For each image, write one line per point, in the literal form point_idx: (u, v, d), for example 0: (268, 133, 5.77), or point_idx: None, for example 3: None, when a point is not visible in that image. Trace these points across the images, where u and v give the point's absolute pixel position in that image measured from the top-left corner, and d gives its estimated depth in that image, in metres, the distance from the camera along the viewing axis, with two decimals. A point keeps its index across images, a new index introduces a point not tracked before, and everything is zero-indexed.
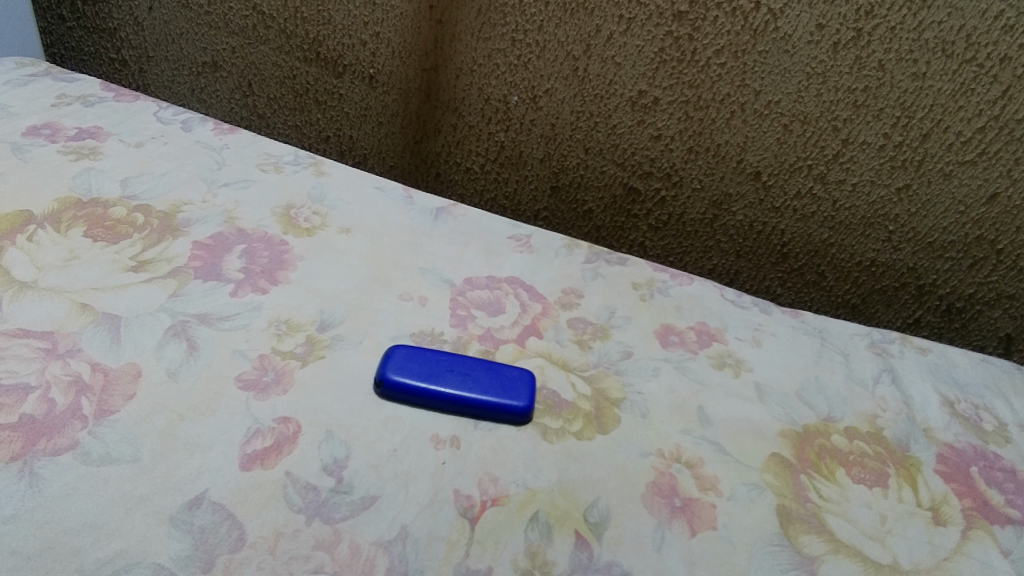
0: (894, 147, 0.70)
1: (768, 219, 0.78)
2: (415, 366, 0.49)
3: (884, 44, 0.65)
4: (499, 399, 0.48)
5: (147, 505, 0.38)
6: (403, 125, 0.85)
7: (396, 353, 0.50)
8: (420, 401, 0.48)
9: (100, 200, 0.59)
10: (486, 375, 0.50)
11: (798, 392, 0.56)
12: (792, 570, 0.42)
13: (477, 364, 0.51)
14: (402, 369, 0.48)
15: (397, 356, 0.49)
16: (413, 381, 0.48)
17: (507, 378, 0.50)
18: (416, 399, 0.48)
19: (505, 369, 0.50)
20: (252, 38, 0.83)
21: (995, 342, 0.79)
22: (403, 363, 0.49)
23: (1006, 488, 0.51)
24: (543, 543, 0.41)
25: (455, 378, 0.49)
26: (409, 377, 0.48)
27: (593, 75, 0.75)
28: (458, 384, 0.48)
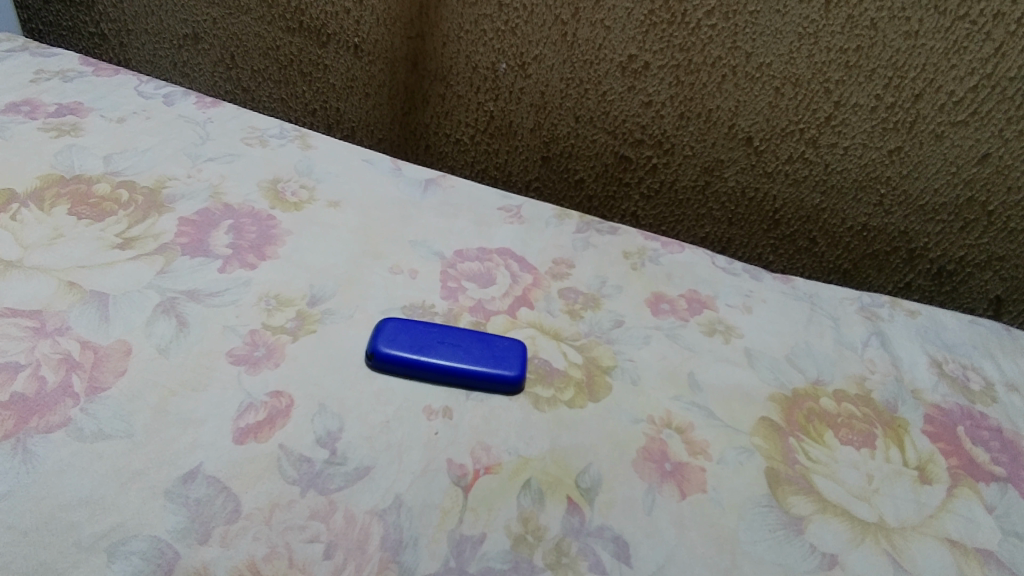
0: (886, 109, 0.69)
1: (760, 185, 0.78)
2: (406, 338, 0.49)
3: (876, 2, 0.63)
4: (490, 369, 0.48)
5: (142, 480, 0.39)
6: (390, 96, 0.83)
7: (386, 326, 0.50)
8: (411, 372, 0.48)
9: (83, 177, 0.59)
10: (477, 345, 0.50)
11: (788, 356, 0.56)
12: (780, 530, 0.43)
13: (468, 335, 0.51)
14: (393, 342, 0.48)
15: (388, 329, 0.49)
16: (404, 354, 0.48)
17: (499, 349, 0.50)
18: (408, 370, 0.48)
19: (496, 340, 0.51)
20: (233, 8, 0.81)
21: (985, 303, 0.79)
22: (394, 336, 0.49)
23: (991, 446, 0.52)
24: (535, 508, 0.42)
25: (446, 350, 0.49)
26: (400, 349, 0.48)
27: (582, 40, 0.73)
28: (449, 356, 0.49)
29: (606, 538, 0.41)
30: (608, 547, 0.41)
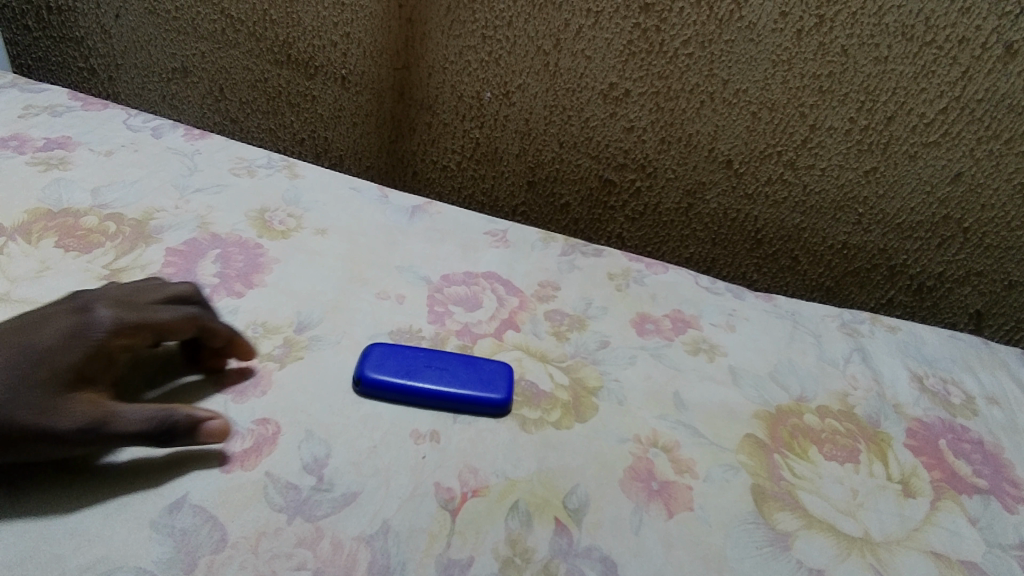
0: (860, 131, 0.71)
1: (742, 206, 0.79)
2: (393, 362, 0.49)
3: (846, 29, 0.66)
4: (477, 392, 0.49)
5: (127, 511, 0.39)
6: (377, 125, 0.85)
7: (373, 351, 0.50)
8: (398, 396, 0.48)
9: (70, 210, 0.59)
10: (463, 369, 0.50)
11: (771, 373, 0.57)
12: (766, 547, 0.44)
13: (454, 358, 0.51)
14: (379, 367, 0.49)
15: (375, 354, 0.50)
16: (391, 378, 0.48)
17: (486, 373, 0.50)
18: (395, 395, 0.48)
19: (482, 362, 0.51)
20: (221, 42, 0.83)
21: (965, 318, 0.81)
22: (382, 361, 0.49)
23: (973, 458, 0.53)
24: (524, 530, 0.42)
25: (434, 374, 0.49)
26: (387, 374, 0.49)
27: (564, 69, 0.75)
28: (436, 380, 0.49)
29: (594, 558, 0.41)
30: (596, 567, 0.41)
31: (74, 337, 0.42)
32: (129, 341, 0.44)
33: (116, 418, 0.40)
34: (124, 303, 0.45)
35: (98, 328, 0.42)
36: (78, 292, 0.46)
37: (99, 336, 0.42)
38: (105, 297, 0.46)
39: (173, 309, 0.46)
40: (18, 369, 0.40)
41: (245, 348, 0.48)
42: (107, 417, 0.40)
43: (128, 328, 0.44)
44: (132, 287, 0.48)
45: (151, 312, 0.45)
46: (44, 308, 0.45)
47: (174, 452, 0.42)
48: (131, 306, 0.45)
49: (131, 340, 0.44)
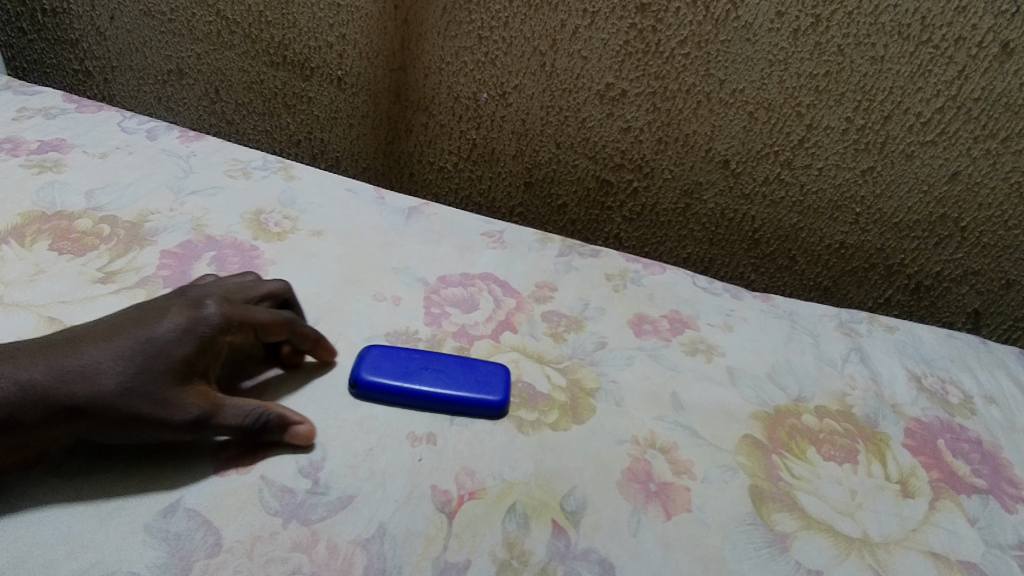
0: (857, 130, 0.71)
1: (739, 206, 0.79)
2: (389, 364, 0.49)
3: (842, 29, 0.65)
4: (474, 394, 0.48)
5: (121, 516, 0.39)
6: (374, 126, 0.85)
7: (369, 354, 0.50)
8: (395, 398, 0.48)
9: (65, 212, 0.59)
10: (459, 370, 0.50)
11: (769, 374, 0.57)
12: (765, 548, 0.43)
13: (451, 361, 0.51)
14: (376, 369, 0.49)
15: (371, 356, 0.50)
16: (388, 381, 0.48)
17: (484, 375, 0.50)
18: (392, 397, 0.48)
19: (478, 364, 0.51)
20: (217, 43, 0.82)
21: (963, 317, 0.81)
22: (378, 363, 0.49)
23: (972, 458, 0.53)
24: (520, 533, 0.42)
25: (432, 376, 0.49)
26: (383, 376, 0.48)
27: (561, 69, 0.75)
28: (434, 382, 0.49)
29: (592, 561, 0.41)
30: (593, 570, 0.41)
31: (188, 332, 0.43)
32: (234, 338, 0.46)
33: (222, 411, 0.42)
34: (229, 300, 0.47)
35: (209, 324, 0.44)
36: (185, 288, 0.49)
37: (210, 331, 0.44)
38: (212, 294, 0.48)
39: (269, 310, 0.48)
40: (138, 359, 0.41)
41: (328, 352, 0.51)
42: (214, 410, 0.42)
43: (234, 326, 0.46)
44: (233, 286, 0.50)
45: (251, 311, 0.47)
46: (157, 299, 0.47)
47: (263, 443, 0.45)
48: (234, 304, 0.47)
49: (235, 337, 0.46)
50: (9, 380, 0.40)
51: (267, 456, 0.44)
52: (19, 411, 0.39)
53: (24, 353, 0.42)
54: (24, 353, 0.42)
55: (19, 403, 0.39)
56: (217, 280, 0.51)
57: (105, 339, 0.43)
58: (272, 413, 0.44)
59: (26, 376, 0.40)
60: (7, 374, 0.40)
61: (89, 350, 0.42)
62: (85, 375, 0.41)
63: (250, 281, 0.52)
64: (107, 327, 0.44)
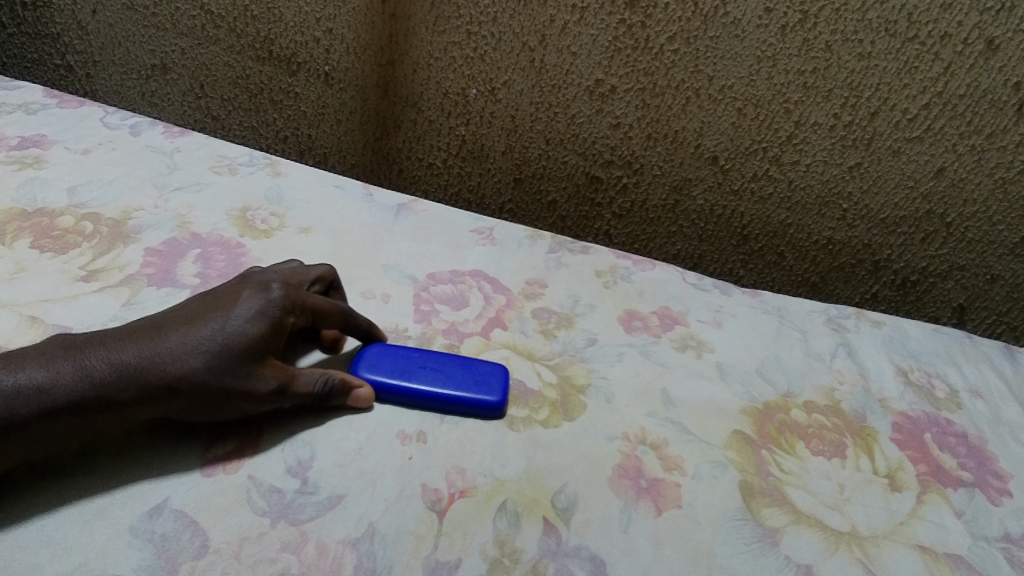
0: (845, 126, 0.71)
1: (728, 202, 0.80)
2: (387, 364, 0.49)
3: (829, 25, 0.65)
4: (471, 394, 0.48)
5: (106, 518, 0.39)
6: (362, 122, 0.84)
7: (368, 353, 0.50)
8: (390, 396, 0.48)
9: (46, 210, 0.58)
10: (458, 370, 0.50)
11: (758, 369, 0.57)
12: (755, 543, 0.43)
13: (451, 361, 0.51)
14: (374, 368, 0.49)
15: (370, 355, 0.50)
16: (385, 379, 0.48)
17: (483, 375, 0.50)
18: (388, 395, 0.48)
19: (478, 365, 0.51)
20: (201, 38, 0.81)
21: (948, 312, 0.82)
22: (376, 361, 0.50)
23: (958, 451, 0.53)
24: (511, 531, 0.42)
25: (430, 375, 0.49)
26: (380, 373, 0.49)
27: (550, 65, 0.74)
28: (432, 381, 0.49)
29: (583, 558, 0.41)
30: (584, 567, 0.41)
31: (260, 312, 0.46)
32: (297, 319, 0.48)
33: (296, 380, 0.45)
34: (291, 284, 0.49)
35: (277, 305, 0.47)
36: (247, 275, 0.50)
37: (278, 311, 0.46)
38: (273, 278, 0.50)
39: (328, 298, 0.50)
40: (219, 340, 0.43)
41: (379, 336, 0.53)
42: (290, 380, 0.45)
43: (298, 308, 0.48)
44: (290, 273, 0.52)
45: (312, 296, 0.49)
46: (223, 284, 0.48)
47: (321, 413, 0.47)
48: (296, 288, 0.49)
49: (298, 318, 0.48)
50: (104, 362, 0.41)
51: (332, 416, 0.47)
52: (113, 392, 0.41)
53: (111, 336, 0.43)
54: (110, 337, 0.43)
55: (113, 385, 0.41)
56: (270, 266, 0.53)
57: (186, 323, 0.44)
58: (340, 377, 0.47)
59: (119, 357, 0.42)
60: (100, 357, 0.41)
61: (173, 332, 0.43)
62: (171, 356, 0.42)
63: (301, 267, 0.53)
64: (184, 312, 0.45)
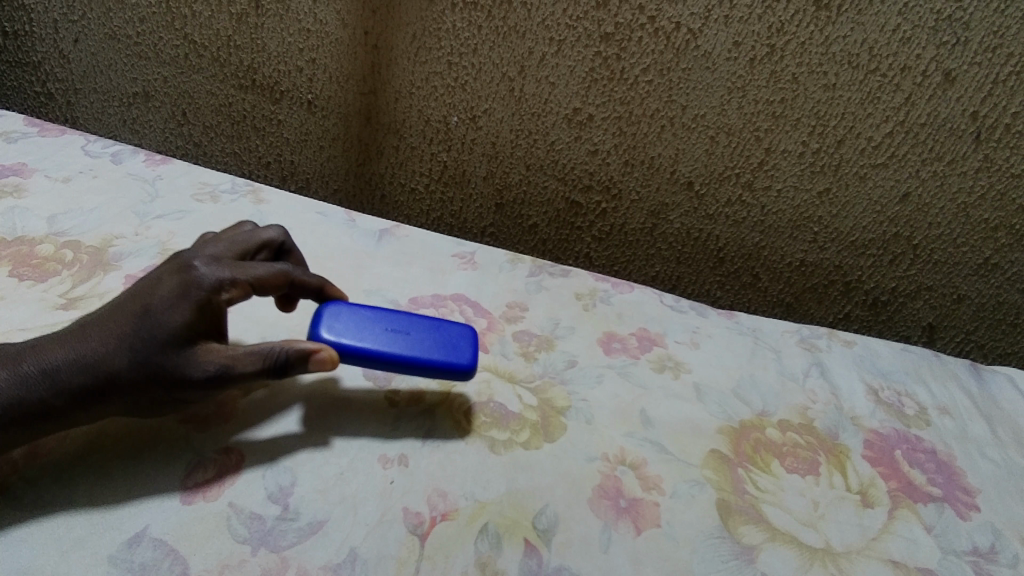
0: (813, 154, 0.74)
1: (703, 226, 0.82)
2: (350, 325, 0.48)
3: (795, 58, 0.68)
4: (443, 358, 0.49)
5: (84, 547, 0.39)
6: (344, 149, 0.85)
7: (327, 312, 0.49)
8: (356, 358, 0.47)
9: (25, 238, 0.58)
10: (426, 334, 0.50)
11: (734, 389, 0.59)
12: (732, 561, 0.44)
13: (416, 323, 0.51)
14: (339, 330, 0.48)
15: (329, 315, 0.48)
16: (354, 341, 0.47)
17: (452, 339, 0.51)
18: (355, 357, 0.47)
19: (445, 328, 0.51)
20: (184, 67, 0.82)
21: (918, 331, 0.86)
22: (338, 323, 0.48)
23: (928, 467, 0.55)
24: (492, 554, 0.42)
25: (400, 338, 0.49)
26: (345, 337, 0.47)
27: (529, 94, 0.76)
28: (403, 344, 0.49)
29: None
30: None
31: (182, 295, 0.43)
32: (234, 295, 0.45)
33: (237, 361, 0.43)
34: (219, 261, 0.46)
35: (201, 286, 0.44)
36: (177, 254, 0.48)
37: (204, 292, 0.43)
38: (201, 255, 0.47)
39: (264, 266, 0.48)
40: (140, 333, 0.42)
41: (334, 296, 0.53)
42: (229, 361, 0.43)
43: (229, 284, 0.45)
44: (228, 246, 0.50)
45: (246, 268, 0.46)
46: (150, 271, 0.47)
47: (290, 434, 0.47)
48: (225, 263, 0.46)
49: (235, 293, 0.45)
50: (35, 367, 0.41)
51: (318, 439, 0.47)
52: (44, 396, 0.41)
53: (44, 341, 0.43)
54: (43, 342, 0.43)
55: (43, 389, 0.41)
56: (210, 239, 0.51)
57: (111, 320, 0.43)
58: (291, 349, 0.44)
59: (48, 361, 0.41)
60: (31, 361, 0.41)
61: (98, 331, 0.43)
62: (96, 355, 0.42)
63: (240, 237, 0.51)
64: (111, 308, 0.44)
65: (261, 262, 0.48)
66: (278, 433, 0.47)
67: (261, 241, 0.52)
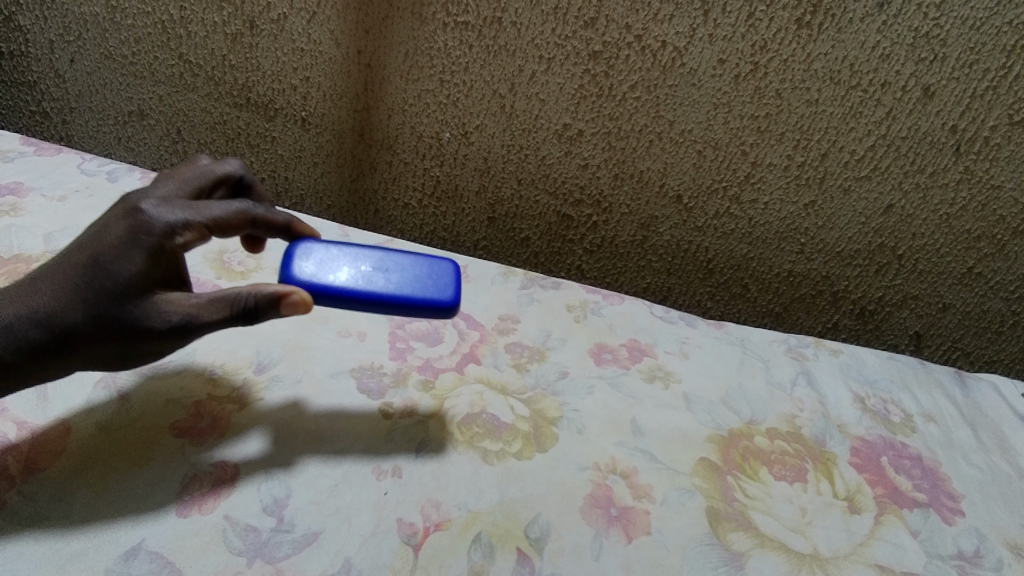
0: (798, 167, 0.76)
1: (692, 238, 0.84)
2: (325, 265, 0.48)
3: (779, 75, 0.70)
4: (419, 295, 0.48)
5: (81, 560, 0.39)
6: (338, 165, 0.86)
7: (302, 253, 0.48)
8: (332, 298, 0.47)
9: (22, 256, 0.59)
10: (405, 271, 0.49)
11: (723, 398, 0.60)
12: (721, 567, 0.45)
13: (395, 259, 0.50)
14: (312, 270, 0.47)
15: (304, 255, 0.48)
16: (327, 279, 0.47)
17: (430, 274, 0.49)
18: (331, 297, 0.47)
19: (424, 264, 0.50)
20: (179, 85, 0.83)
21: (905, 339, 0.87)
22: (312, 263, 0.47)
23: (913, 473, 0.56)
24: (485, 562, 0.43)
25: (376, 276, 0.48)
26: (318, 277, 0.47)
27: (520, 111, 0.78)
28: (380, 281, 0.48)
29: None
30: None
31: (133, 242, 0.43)
32: (189, 239, 0.45)
33: (200, 312, 0.43)
34: (173, 203, 0.45)
35: (151, 232, 0.43)
36: (125, 195, 0.47)
37: (155, 238, 0.43)
38: (152, 197, 0.47)
39: (221, 206, 0.47)
40: (92, 284, 0.42)
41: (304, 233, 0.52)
42: (192, 312, 0.42)
43: (181, 228, 0.44)
44: (179, 185, 0.50)
45: (201, 209, 0.46)
46: (99, 218, 0.46)
47: (287, 447, 0.48)
48: (177, 205, 0.45)
49: (190, 236, 0.45)
50: None
51: (313, 454, 0.48)
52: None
53: None
54: None
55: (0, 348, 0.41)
56: (164, 179, 0.50)
57: (61, 272, 0.43)
58: (258, 295, 0.43)
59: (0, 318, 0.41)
60: None
61: (50, 285, 0.43)
62: (49, 310, 0.42)
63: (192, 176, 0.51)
64: (61, 260, 0.44)
65: (217, 201, 0.47)
66: (273, 446, 0.47)
67: (218, 176, 0.52)
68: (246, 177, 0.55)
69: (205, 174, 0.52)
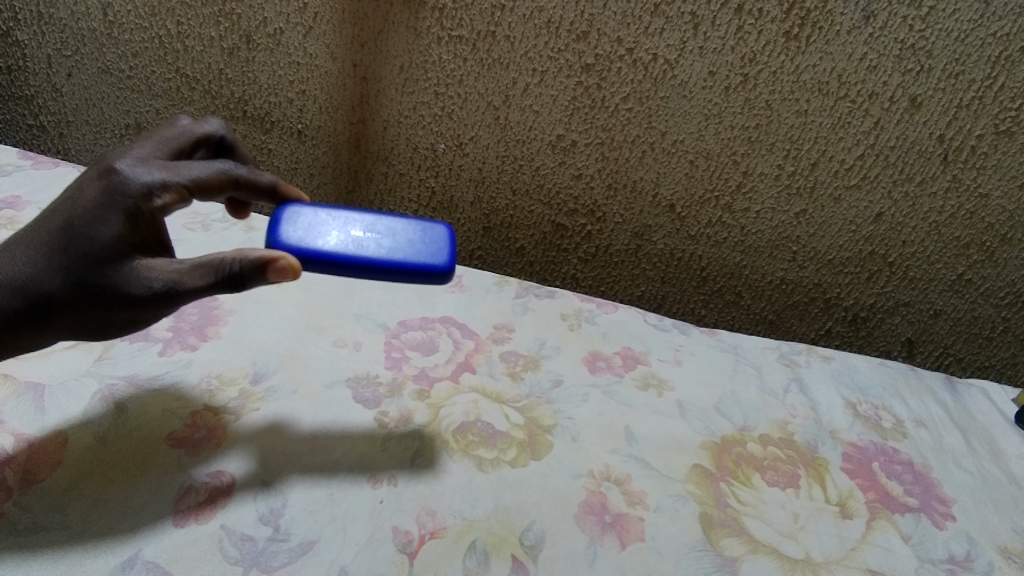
0: (788, 176, 0.77)
1: (686, 247, 0.84)
2: (313, 232, 0.49)
3: (768, 86, 0.71)
4: (406, 261, 0.49)
5: (78, 569, 0.39)
6: (333, 176, 0.87)
7: (291, 219, 0.49)
8: (320, 264, 0.48)
9: None
10: (393, 238, 0.50)
11: (716, 405, 0.60)
12: (714, 572, 0.46)
13: (384, 225, 0.50)
14: (300, 235, 0.48)
15: (293, 222, 0.49)
16: (314, 245, 0.48)
17: (418, 242, 0.50)
18: (319, 262, 0.48)
19: (414, 232, 0.50)
20: (176, 99, 0.84)
21: (898, 346, 0.88)
22: (301, 230, 0.48)
23: (904, 478, 0.56)
24: (480, 570, 0.43)
25: (364, 242, 0.49)
26: (306, 243, 0.48)
27: (514, 122, 0.79)
28: (367, 246, 0.49)
29: None
30: None
31: (108, 205, 0.43)
32: (167, 201, 0.45)
33: (184, 276, 0.42)
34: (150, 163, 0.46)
35: (127, 194, 0.44)
36: (101, 158, 0.48)
37: (131, 200, 0.44)
38: (127, 159, 0.47)
39: (201, 167, 0.48)
40: (69, 251, 0.42)
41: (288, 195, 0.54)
42: (175, 277, 0.42)
43: (160, 189, 0.45)
44: (156, 149, 0.51)
45: (179, 169, 0.46)
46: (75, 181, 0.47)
47: (281, 458, 0.48)
48: (153, 165, 0.46)
49: (169, 198, 0.45)
50: None
51: (307, 464, 0.48)
52: None
53: None
54: None
55: None
56: (140, 143, 0.51)
57: (36, 236, 0.44)
58: (243, 260, 0.43)
59: None
60: None
61: (25, 250, 0.43)
62: (24, 277, 0.42)
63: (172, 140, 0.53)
64: (37, 225, 0.45)
65: (196, 162, 0.48)
66: (268, 456, 0.48)
67: (196, 138, 0.55)
68: (226, 137, 0.58)
69: (183, 139, 0.54)
